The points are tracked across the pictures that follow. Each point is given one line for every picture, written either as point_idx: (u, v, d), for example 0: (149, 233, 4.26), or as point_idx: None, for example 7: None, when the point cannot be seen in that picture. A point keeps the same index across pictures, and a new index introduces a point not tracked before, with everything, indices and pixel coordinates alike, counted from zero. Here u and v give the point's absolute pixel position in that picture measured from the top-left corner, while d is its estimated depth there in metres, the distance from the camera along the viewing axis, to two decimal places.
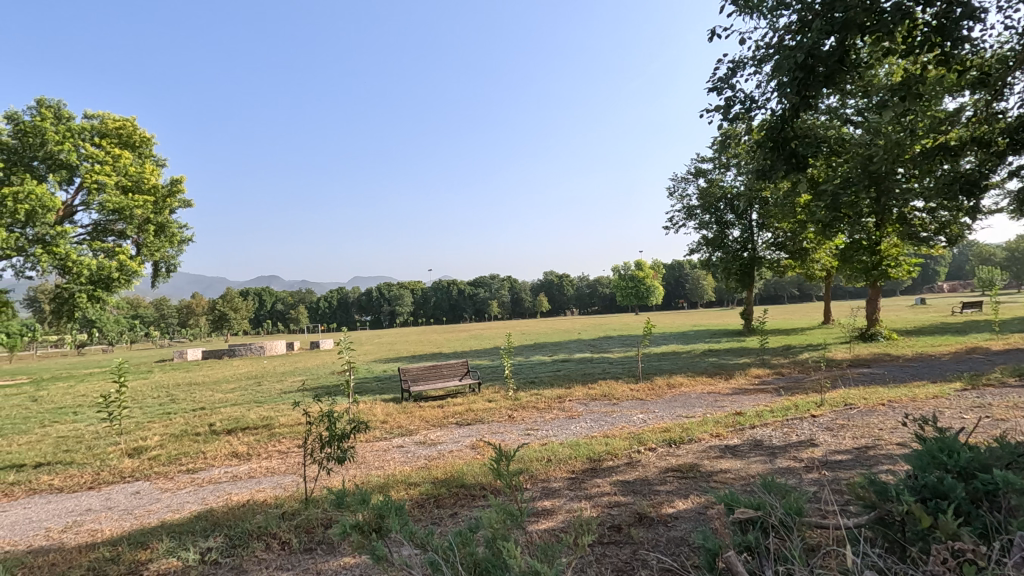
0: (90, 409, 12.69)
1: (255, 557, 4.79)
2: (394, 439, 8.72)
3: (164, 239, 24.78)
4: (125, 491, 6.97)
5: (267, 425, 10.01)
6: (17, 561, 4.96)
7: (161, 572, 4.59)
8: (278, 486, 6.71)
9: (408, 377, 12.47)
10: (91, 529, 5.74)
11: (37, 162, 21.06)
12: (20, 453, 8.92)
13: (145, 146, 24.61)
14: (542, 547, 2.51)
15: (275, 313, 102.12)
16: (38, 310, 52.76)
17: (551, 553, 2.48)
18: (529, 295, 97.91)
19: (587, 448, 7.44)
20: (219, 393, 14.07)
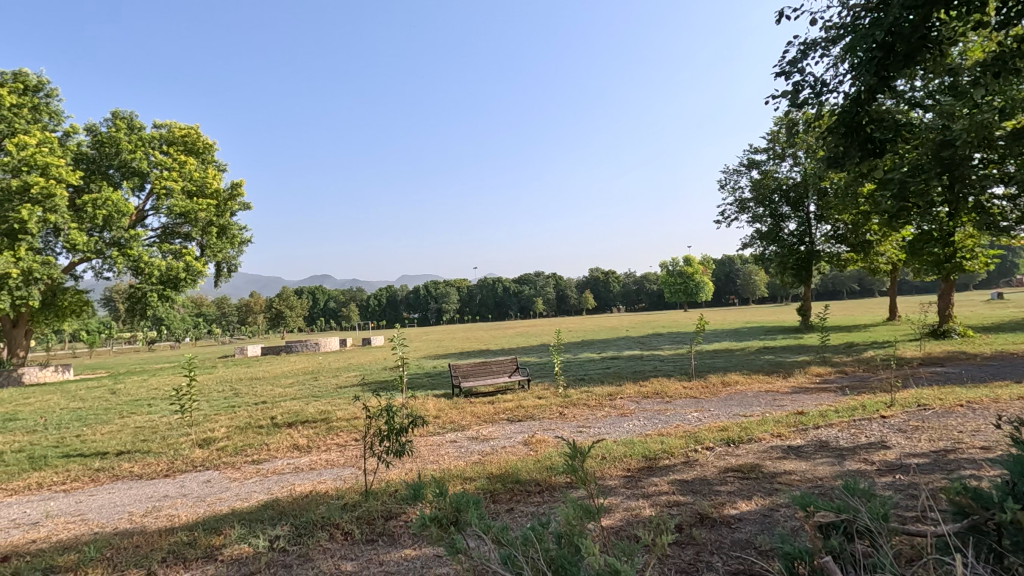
0: (163, 402, 13.46)
1: (321, 546, 4.95)
2: (447, 434, 8.83)
3: (226, 241, 25.81)
4: (198, 479, 7.36)
5: (324, 419, 10.33)
6: (105, 542, 5.31)
7: (234, 558, 4.81)
8: (339, 478, 6.92)
9: (458, 373, 12.58)
10: (168, 514, 6.09)
11: (113, 170, 22.58)
12: (103, 441, 9.57)
13: (208, 152, 25.80)
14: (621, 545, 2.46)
15: (327, 310, 105.61)
16: (114, 308, 56.52)
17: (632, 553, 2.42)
18: (574, 293, 97.31)
19: (642, 446, 7.30)
20: (279, 388, 14.63)
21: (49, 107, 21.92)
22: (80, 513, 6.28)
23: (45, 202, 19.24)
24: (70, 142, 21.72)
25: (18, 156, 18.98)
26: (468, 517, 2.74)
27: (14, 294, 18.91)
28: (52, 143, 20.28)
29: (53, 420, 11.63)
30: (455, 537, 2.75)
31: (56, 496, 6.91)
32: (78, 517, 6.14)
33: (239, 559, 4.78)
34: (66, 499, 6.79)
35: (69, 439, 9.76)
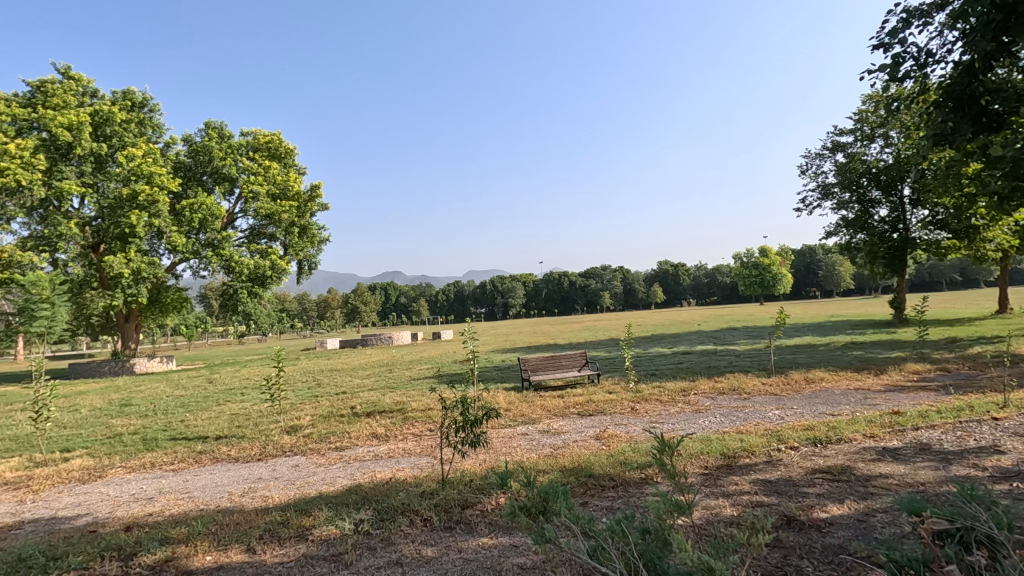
0: (253, 391, 14.47)
1: (402, 531, 5.15)
2: (517, 427, 8.92)
3: (306, 240, 27.09)
4: (287, 464, 7.87)
5: (400, 409, 10.71)
6: (210, 518, 5.78)
7: (323, 538, 5.10)
8: (416, 467, 7.17)
9: (527, 367, 12.65)
10: (263, 495, 6.54)
11: (208, 177, 24.54)
12: (204, 426, 10.43)
13: (290, 157, 27.17)
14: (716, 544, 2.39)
15: (398, 306, 109.43)
16: (209, 304, 61.35)
17: (728, 552, 2.34)
18: (642, 286, 95.22)
19: (719, 443, 7.04)
20: (357, 379, 15.33)
21: (152, 120, 23.97)
22: (187, 491, 6.87)
23: (150, 208, 21.17)
24: (170, 152, 23.71)
25: (127, 166, 21.00)
26: (554, 506, 2.76)
27: (126, 291, 20.95)
28: (155, 154, 22.24)
29: (162, 406, 12.79)
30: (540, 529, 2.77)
31: (167, 475, 7.61)
32: (185, 494, 6.72)
33: (328, 540, 5.07)
34: (176, 478, 7.45)
35: (176, 423, 10.70)
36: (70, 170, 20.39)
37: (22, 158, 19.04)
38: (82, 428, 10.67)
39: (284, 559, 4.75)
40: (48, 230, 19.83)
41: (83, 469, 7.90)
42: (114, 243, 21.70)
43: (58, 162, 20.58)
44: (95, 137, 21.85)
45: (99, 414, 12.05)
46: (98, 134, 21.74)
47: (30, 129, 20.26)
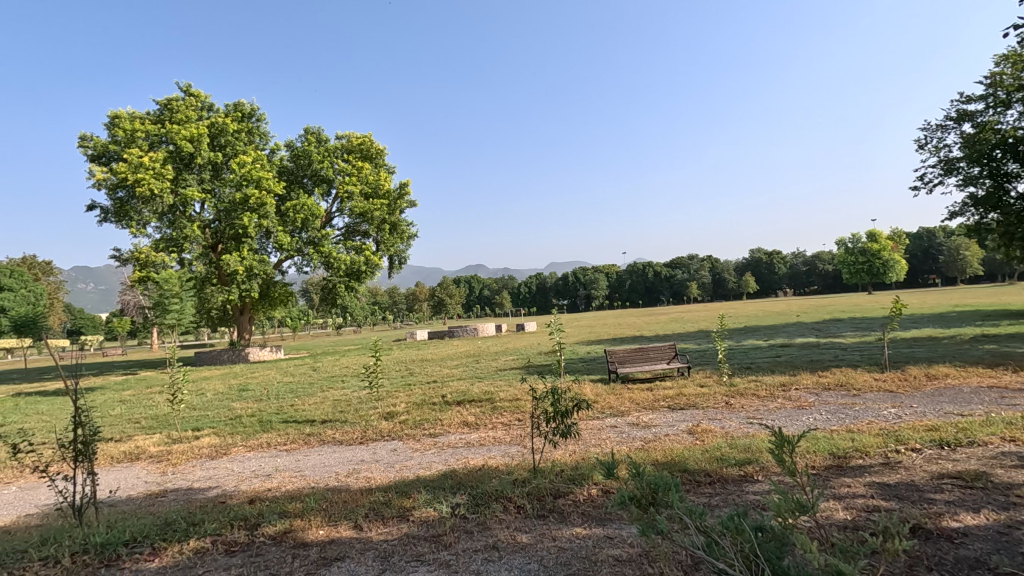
0: (353, 379, 15.40)
1: (496, 517, 5.29)
2: (606, 419, 8.83)
3: (397, 236, 28.30)
4: (387, 447, 8.31)
5: (489, 399, 10.97)
6: (320, 495, 6.25)
7: (423, 519, 5.35)
8: (506, 455, 7.32)
9: (614, 359, 12.45)
10: (366, 476, 6.97)
11: (308, 179, 26.37)
12: (311, 410, 11.26)
13: (380, 157, 28.40)
14: (844, 550, 2.22)
15: (482, 298, 111.81)
16: (310, 298, 65.92)
17: (855, 558, 2.18)
18: (733, 276, 90.48)
19: (826, 442, 6.58)
20: (446, 369, 15.87)
21: (259, 129, 26.04)
22: (299, 470, 7.46)
23: (259, 210, 23.06)
24: (275, 158, 25.66)
25: (239, 173, 22.98)
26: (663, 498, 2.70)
27: (241, 287, 23.04)
28: (263, 160, 24.18)
29: (273, 391, 13.96)
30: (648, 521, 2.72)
31: (282, 454, 8.32)
32: (298, 472, 7.31)
33: (427, 521, 5.31)
34: (289, 457, 8.11)
35: (287, 407, 11.66)
36: (192, 178, 22.67)
37: (154, 169, 21.42)
38: (208, 409, 11.89)
39: (388, 537, 5.04)
40: (176, 232, 22.22)
41: (211, 447, 8.81)
42: (229, 243, 23.89)
43: (182, 171, 22.94)
44: (213, 147, 24.10)
45: (222, 398, 13.37)
46: (215, 144, 23.97)
47: (160, 143, 22.74)
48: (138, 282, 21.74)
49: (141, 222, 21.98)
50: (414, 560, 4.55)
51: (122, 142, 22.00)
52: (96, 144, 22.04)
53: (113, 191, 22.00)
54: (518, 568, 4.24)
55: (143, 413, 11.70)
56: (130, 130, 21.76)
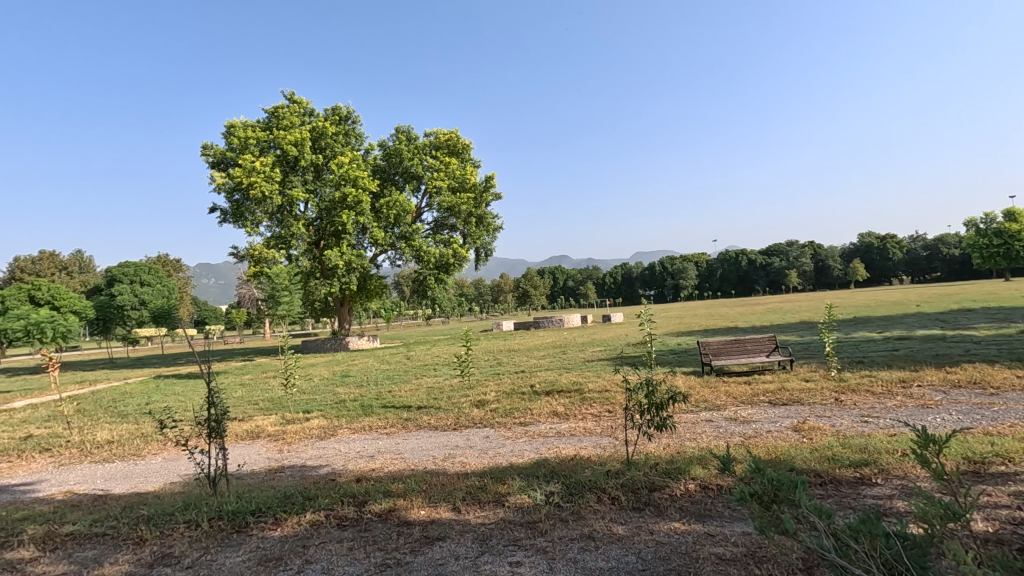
0: (444, 367, 15.96)
1: (591, 507, 5.28)
2: (701, 413, 8.50)
3: (483, 228, 28.89)
4: (479, 434, 8.55)
5: (577, 389, 10.96)
6: (420, 477, 6.55)
7: (518, 505, 5.45)
8: (598, 446, 7.26)
9: (708, 351, 11.92)
10: (461, 461, 7.21)
11: (400, 177, 27.58)
12: (407, 396, 11.83)
13: (467, 152, 28.99)
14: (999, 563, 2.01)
15: (566, 289, 111.52)
16: (402, 290, 69.01)
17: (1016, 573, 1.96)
18: (838, 262, 83.49)
19: (959, 445, 5.91)
20: (534, 359, 16.02)
21: (355, 130, 27.53)
22: (399, 453, 7.85)
23: (356, 208, 24.46)
24: (369, 157, 27.06)
25: (338, 173, 24.48)
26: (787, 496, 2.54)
27: (341, 280, 24.58)
28: (358, 160, 25.57)
29: (372, 378, 14.80)
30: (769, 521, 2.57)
31: (383, 437, 8.80)
32: (399, 455, 7.70)
33: (522, 507, 5.41)
34: (389, 440, 8.57)
35: (385, 393, 12.32)
36: (297, 180, 24.46)
37: (264, 172, 23.32)
38: (316, 393, 12.85)
39: (486, 521, 5.18)
40: (284, 231, 24.09)
41: (320, 428, 9.51)
42: (331, 239, 25.56)
43: (289, 174, 24.81)
44: (314, 149, 25.81)
45: (327, 383, 14.38)
46: (316, 147, 25.65)
47: (269, 148, 24.71)
48: (253, 276, 23.81)
49: (255, 222, 24.02)
50: (511, 544, 4.65)
51: (237, 149, 24.15)
52: (216, 152, 24.36)
53: (231, 194, 24.20)
54: (616, 560, 4.20)
55: (261, 396, 12.86)
56: (243, 137, 23.81)
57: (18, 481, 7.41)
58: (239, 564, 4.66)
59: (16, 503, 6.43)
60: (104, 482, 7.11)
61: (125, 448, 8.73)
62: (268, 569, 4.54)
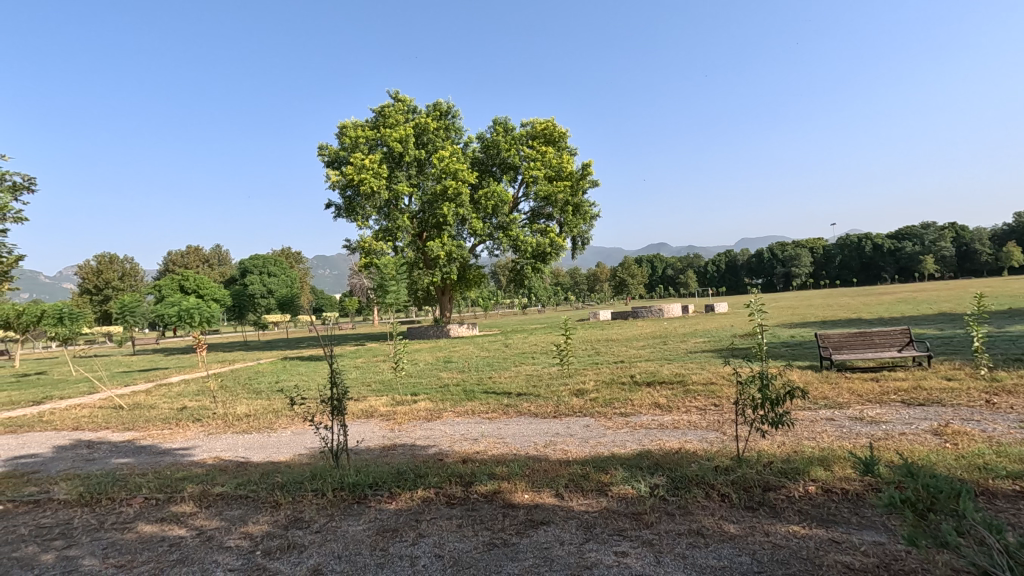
0: (542, 355, 16.13)
1: (698, 503, 5.09)
2: (821, 411, 7.85)
3: (579, 217, 28.68)
4: (580, 423, 8.55)
5: (680, 381, 10.59)
6: (523, 462, 6.69)
7: (622, 496, 5.40)
8: (704, 441, 6.98)
9: (828, 344, 10.97)
10: (562, 449, 7.26)
11: (497, 167, 28.13)
12: (507, 383, 12.12)
13: (563, 140, 28.75)
14: None
15: (665, 277, 107.91)
16: (499, 279, 70.50)
17: None
18: (988, 246, 72.93)
19: None
20: (634, 349, 15.69)
21: (455, 124, 28.30)
22: (501, 437, 8.06)
23: (456, 200, 25.25)
24: (468, 150, 27.82)
25: (439, 167, 25.40)
26: (947, 507, 2.29)
27: (443, 270, 25.65)
28: (458, 154, 26.28)
29: (473, 364, 15.32)
30: (924, 531, 2.34)
31: (485, 421, 9.09)
32: (501, 439, 7.91)
33: (626, 498, 5.35)
34: (491, 425, 8.83)
35: (486, 379, 12.70)
36: (402, 175, 25.70)
37: (373, 169, 24.79)
38: (421, 377, 13.54)
39: (589, 509, 5.19)
40: (390, 224, 25.47)
41: (426, 410, 10.01)
42: (433, 231, 26.63)
43: (394, 169, 26.14)
44: (417, 145, 26.94)
45: (432, 368, 15.11)
46: (419, 142, 26.78)
47: (377, 146, 26.19)
48: (364, 267, 25.42)
49: (364, 216, 25.57)
50: (616, 534, 4.62)
51: (349, 148, 25.86)
52: (330, 151, 26.27)
53: (343, 190, 25.95)
54: (728, 559, 4.03)
55: (372, 378, 13.79)
56: (354, 137, 25.40)
57: (177, 445, 8.57)
58: (360, 532, 5.05)
59: (177, 464, 7.44)
60: (245, 450, 8.01)
61: (260, 421, 9.77)
62: (386, 539, 4.87)
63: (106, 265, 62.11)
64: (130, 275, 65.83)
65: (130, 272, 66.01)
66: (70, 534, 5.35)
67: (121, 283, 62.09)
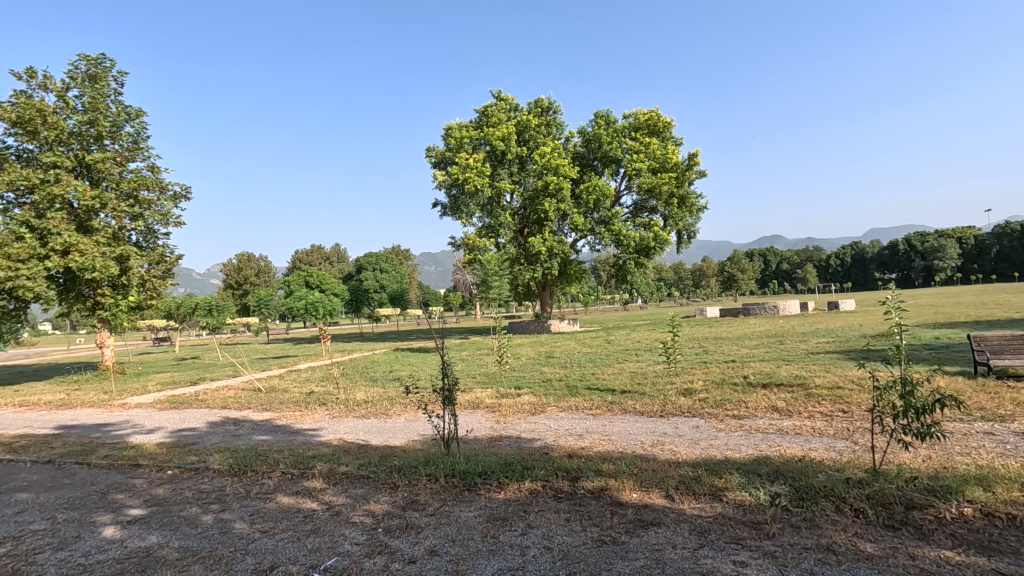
0: (646, 353, 15.71)
1: (828, 517, 4.68)
2: (977, 423, 6.88)
3: (685, 209, 27.57)
4: (689, 424, 8.21)
5: (801, 384, 9.80)
6: (631, 461, 6.55)
7: (738, 502, 5.11)
8: (831, 449, 6.40)
9: (985, 347, 9.58)
10: (671, 449, 7.02)
11: (599, 161, 27.81)
12: (612, 379, 11.94)
13: (667, 130, 27.66)
14: None
15: (779, 272, 100.31)
16: (599, 275, 69.50)
17: None
18: None
19: None
20: (746, 348, 14.79)
21: (556, 120, 28.29)
22: (607, 435, 7.96)
23: (557, 195, 25.25)
24: (569, 145, 27.71)
25: (540, 163, 25.54)
26: None
27: (544, 266, 25.84)
28: (559, 149, 26.28)
29: (575, 360, 15.29)
30: None
31: (589, 417, 9.03)
32: (606, 436, 7.82)
33: (744, 505, 5.05)
34: (596, 421, 8.75)
35: (589, 376, 12.61)
36: (504, 172, 26.21)
37: (477, 167, 25.50)
38: (524, 371, 13.77)
39: (703, 513, 4.98)
40: (493, 221, 26.06)
41: (530, 404, 10.15)
42: (534, 226, 26.86)
43: (497, 167, 26.70)
44: (519, 142, 27.28)
45: (534, 362, 15.29)
46: (521, 139, 27.13)
47: (480, 145, 26.94)
48: (468, 263, 26.22)
49: (468, 214, 26.36)
50: (733, 542, 4.39)
51: (454, 148, 26.87)
52: (437, 152, 27.45)
53: (449, 189, 26.96)
54: None
55: (477, 371, 14.22)
56: (459, 138, 26.39)
57: (307, 427, 9.43)
58: (472, 518, 5.23)
59: (308, 443, 8.18)
60: (365, 434, 8.63)
61: (377, 407, 10.47)
62: (496, 527, 5.00)
63: (246, 263, 69.68)
64: (265, 271, 73.43)
65: (265, 269, 73.57)
66: (223, 499, 6.10)
67: (257, 279, 69.35)
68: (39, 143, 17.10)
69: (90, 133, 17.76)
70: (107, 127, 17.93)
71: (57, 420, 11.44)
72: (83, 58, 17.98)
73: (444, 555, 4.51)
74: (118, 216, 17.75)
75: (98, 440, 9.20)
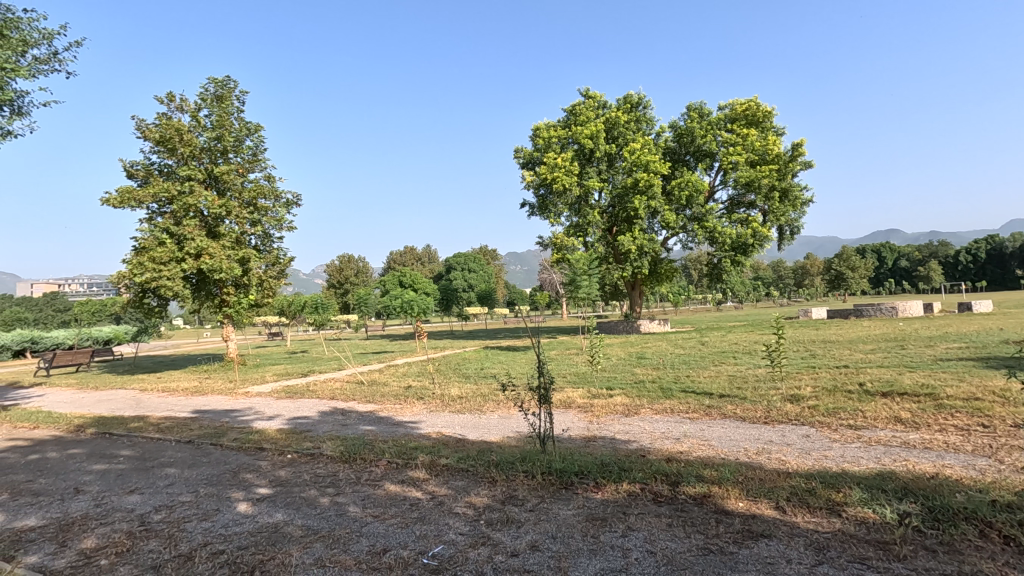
0: (745, 355, 14.93)
1: (970, 542, 4.21)
2: None
3: (788, 203, 25.91)
4: (798, 433, 7.70)
5: (929, 393, 8.85)
6: (734, 468, 6.27)
7: (860, 519, 4.73)
8: (970, 468, 5.75)
9: None
10: (778, 458, 6.63)
11: (692, 155, 26.76)
12: (709, 383, 11.47)
13: (768, 120, 26.09)
14: None
15: (897, 270, 91.17)
16: (691, 274, 66.85)
17: None
18: None
19: None
20: (861, 353, 13.63)
21: (646, 115, 27.59)
22: (706, 439, 7.66)
23: (647, 192, 24.66)
24: (660, 140, 26.98)
25: (630, 160, 25.09)
26: None
27: (634, 264, 25.31)
28: (650, 144, 25.57)
29: (669, 361, 14.88)
30: None
31: (686, 421, 8.75)
32: (706, 441, 7.52)
33: (867, 522, 4.67)
34: (693, 425, 8.45)
35: (685, 378, 12.19)
36: (593, 171, 25.96)
37: (565, 167, 25.48)
38: (616, 372, 13.56)
39: (819, 528, 4.66)
40: (581, 220, 25.93)
41: (624, 405, 10.01)
42: (623, 224, 26.39)
43: (585, 166, 26.52)
44: (608, 139, 26.94)
45: (625, 363, 15.03)
46: (609, 137, 26.78)
47: (568, 144, 26.90)
48: (556, 263, 26.31)
49: (556, 213, 26.38)
50: (857, 561, 4.07)
51: (542, 149, 27.04)
52: (525, 153, 27.75)
53: (537, 189, 27.16)
54: None
55: (568, 370, 14.20)
56: (547, 138, 26.53)
57: (408, 419, 9.91)
58: (571, 516, 5.25)
59: (409, 436, 8.60)
60: (461, 429, 8.91)
61: (471, 403, 10.78)
62: (596, 527, 4.99)
63: (347, 263, 74.20)
64: (363, 271, 77.84)
65: (363, 270, 77.99)
66: (337, 483, 6.57)
67: (357, 279, 73.74)
68: (177, 159, 19.29)
69: (218, 148, 19.77)
70: (232, 142, 19.87)
71: (193, 405, 12.88)
72: (212, 81, 20.03)
73: (546, 551, 4.56)
74: (240, 222, 19.61)
75: (227, 424, 10.24)
